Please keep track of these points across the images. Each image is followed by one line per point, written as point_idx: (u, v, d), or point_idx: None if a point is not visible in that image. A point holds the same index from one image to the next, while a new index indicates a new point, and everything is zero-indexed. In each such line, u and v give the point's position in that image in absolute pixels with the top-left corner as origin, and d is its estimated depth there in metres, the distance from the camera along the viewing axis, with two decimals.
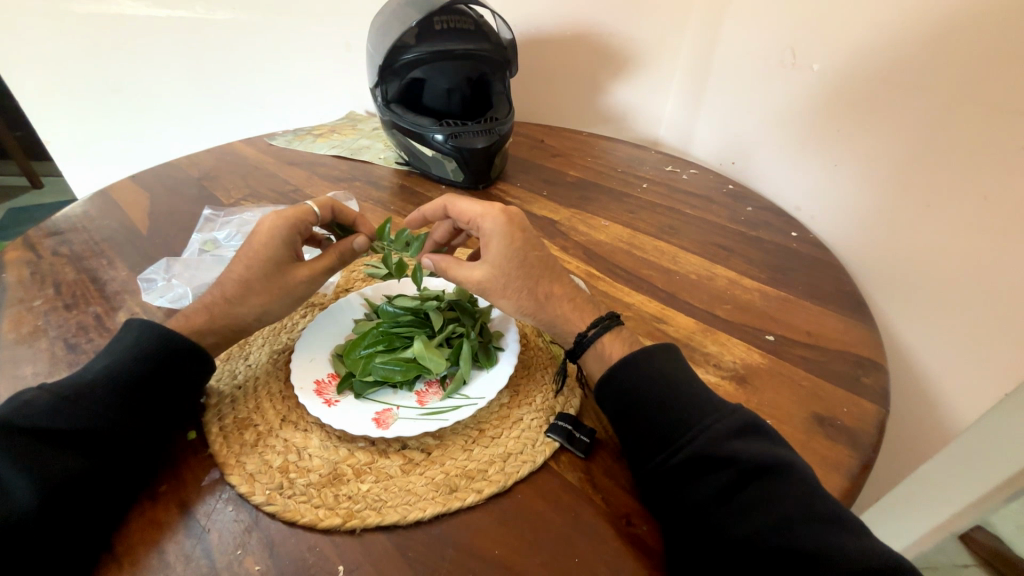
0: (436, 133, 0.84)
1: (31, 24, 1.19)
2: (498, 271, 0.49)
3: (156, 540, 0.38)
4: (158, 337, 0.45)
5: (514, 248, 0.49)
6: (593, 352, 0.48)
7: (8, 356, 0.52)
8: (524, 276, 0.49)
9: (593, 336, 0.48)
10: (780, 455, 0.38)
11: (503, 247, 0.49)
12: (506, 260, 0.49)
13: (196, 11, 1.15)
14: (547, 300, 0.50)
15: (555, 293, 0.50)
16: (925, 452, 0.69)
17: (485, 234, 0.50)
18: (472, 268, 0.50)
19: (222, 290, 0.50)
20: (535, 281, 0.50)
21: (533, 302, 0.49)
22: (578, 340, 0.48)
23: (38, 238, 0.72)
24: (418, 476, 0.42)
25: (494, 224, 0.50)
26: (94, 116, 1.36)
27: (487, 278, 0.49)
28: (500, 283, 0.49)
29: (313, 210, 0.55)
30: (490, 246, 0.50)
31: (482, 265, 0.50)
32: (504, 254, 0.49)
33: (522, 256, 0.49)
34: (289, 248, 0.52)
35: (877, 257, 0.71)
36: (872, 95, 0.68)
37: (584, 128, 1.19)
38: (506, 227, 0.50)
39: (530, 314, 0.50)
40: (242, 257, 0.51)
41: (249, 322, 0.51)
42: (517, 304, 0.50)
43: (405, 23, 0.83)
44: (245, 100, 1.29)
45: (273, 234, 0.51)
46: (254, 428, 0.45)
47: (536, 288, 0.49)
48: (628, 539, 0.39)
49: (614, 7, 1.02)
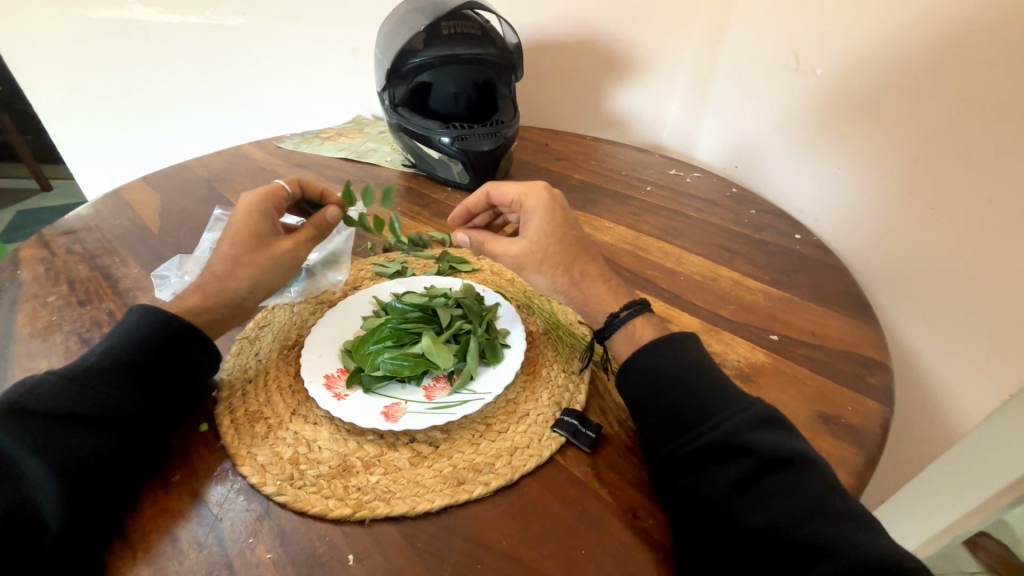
0: (442, 136, 0.85)
1: (44, 28, 1.22)
2: (535, 246, 0.50)
3: (169, 527, 0.39)
4: (164, 323, 0.46)
5: (554, 227, 0.51)
6: (622, 335, 0.48)
7: (23, 350, 0.53)
8: (560, 251, 0.50)
9: (624, 318, 0.48)
10: (793, 448, 0.38)
11: (542, 224, 0.51)
12: (544, 236, 0.50)
13: (207, 17, 1.16)
14: (581, 278, 0.51)
15: (589, 273, 0.51)
16: (928, 455, 0.70)
17: (527, 211, 0.52)
18: (508, 243, 0.52)
19: (232, 286, 0.51)
20: (571, 259, 0.51)
21: (567, 279, 0.50)
22: (608, 321, 0.49)
23: (51, 237, 0.73)
24: (427, 469, 0.43)
25: (537, 201, 0.52)
26: (104, 119, 1.38)
27: (524, 252, 0.51)
28: (537, 258, 0.50)
29: (283, 188, 0.57)
30: (531, 222, 0.51)
31: (521, 240, 0.51)
32: (543, 230, 0.51)
33: (561, 233, 0.51)
34: (267, 222, 0.54)
35: (880, 259, 0.71)
36: (876, 99, 0.69)
37: (588, 132, 1.21)
38: (548, 204, 0.52)
39: (562, 292, 0.51)
40: (227, 235, 0.53)
41: None
42: (551, 280, 0.50)
43: (413, 28, 0.84)
44: (254, 105, 1.31)
45: (249, 207, 0.53)
46: (265, 421, 0.46)
47: (571, 265, 0.50)
48: (635, 532, 0.39)
49: (619, 13, 1.03)
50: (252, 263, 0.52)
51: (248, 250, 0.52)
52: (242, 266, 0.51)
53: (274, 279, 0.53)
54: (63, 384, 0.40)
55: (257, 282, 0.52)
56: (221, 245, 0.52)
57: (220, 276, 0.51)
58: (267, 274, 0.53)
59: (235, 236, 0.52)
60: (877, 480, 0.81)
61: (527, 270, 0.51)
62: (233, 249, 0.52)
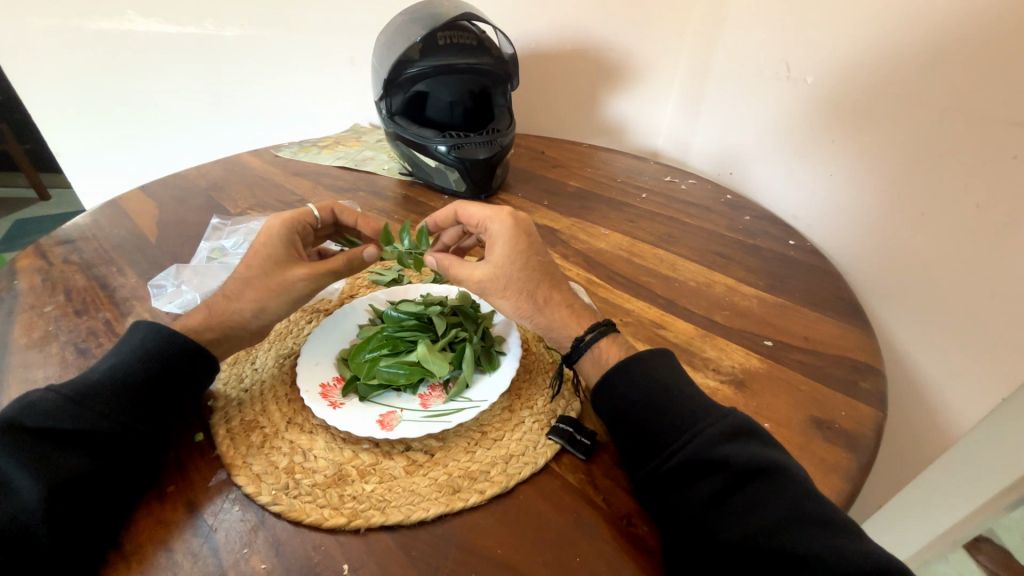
0: (438, 144, 0.85)
1: (42, 40, 1.22)
2: (499, 271, 0.51)
3: (164, 538, 0.39)
4: (162, 338, 0.46)
5: (518, 252, 0.51)
6: (589, 358, 0.49)
7: (20, 360, 0.53)
8: (524, 277, 0.51)
9: (589, 341, 0.49)
10: (774, 457, 0.39)
11: (506, 249, 0.51)
12: (509, 262, 0.51)
13: (206, 28, 1.17)
14: (545, 304, 0.51)
15: (554, 298, 0.51)
16: (923, 458, 0.70)
17: (491, 235, 0.53)
18: (472, 268, 0.52)
19: (237, 305, 0.50)
20: (535, 284, 0.51)
21: (530, 305, 0.51)
22: (574, 345, 0.49)
23: (49, 247, 0.73)
24: (422, 477, 0.43)
25: (501, 227, 0.52)
26: (103, 129, 1.38)
27: (488, 276, 0.51)
28: (500, 283, 0.51)
29: (312, 214, 0.59)
30: (494, 247, 0.52)
31: (485, 264, 0.52)
32: (507, 255, 0.51)
33: (525, 258, 0.51)
34: (287, 246, 0.55)
35: (873, 264, 0.72)
36: (864, 107, 0.70)
37: (584, 139, 1.21)
38: (512, 230, 0.52)
39: (526, 317, 0.51)
40: (249, 252, 0.54)
41: (256, 329, 0.52)
42: (515, 305, 0.51)
43: (409, 39, 0.85)
44: (252, 113, 1.31)
45: (273, 230, 0.55)
46: (261, 430, 0.46)
47: (535, 291, 0.51)
48: (628, 540, 0.39)
49: (615, 22, 1.04)
50: (264, 286, 0.51)
51: (263, 272, 0.52)
52: (252, 288, 0.51)
53: (284, 303, 0.52)
54: (60, 400, 0.40)
55: (264, 305, 0.51)
56: (238, 267, 0.53)
57: (230, 295, 0.51)
58: (275, 300, 0.51)
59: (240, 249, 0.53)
60: (873, 485, 0.81)
61: (492, 297, 0.52)
62: (247, 270, 0.52)
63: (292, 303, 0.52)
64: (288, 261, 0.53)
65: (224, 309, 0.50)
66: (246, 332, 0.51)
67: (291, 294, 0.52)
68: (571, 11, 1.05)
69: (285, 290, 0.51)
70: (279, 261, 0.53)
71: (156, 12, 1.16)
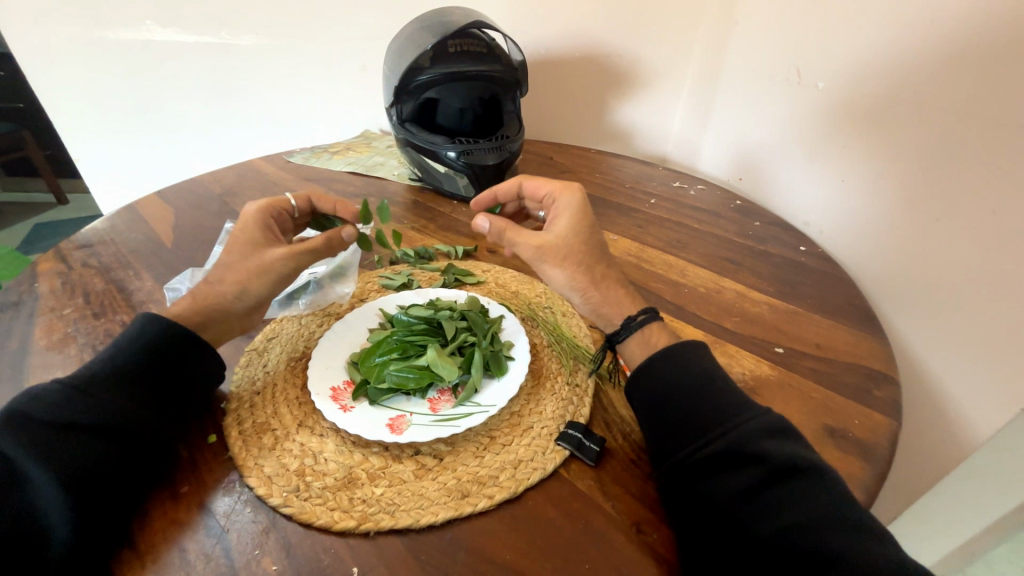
0: (449, 150, 0.86)
1: (65, 49, 1.25)
2: (561, 241, 0.51)
3: (176, 538, 0.39)
4: (162, 328, 0.47)
5: (581, 225, 0.52)
6: (636, 339, 0.49)
7: (39, 361, 0.55)
8: (585, 249, 0.51)
9: (640, 322, 0.49)
10: (810, 459, 0.38)
11: (571, 221, 0.52)
12: (571, 233, 0.51)
13: (222, 38, 1.20)
14: (602, 280, 0.52)
15: (610, 277, 0.52)
16: (940, 468, 0.69)
17: (558, 206, 0.54)
18: (533, 233, 0.52)
19: (220, 289, 0.51)
20: (595, 260, 0.52)
21: (587, 278, 0.51)
22: (624, 324, 0.49)
23: (68, 250, 0.75)
24: (430, 481, 0.43)
25: (568, 199, 0.54)
26: (120, 135, 1.41)
27: (547, 244, 0.51)
28: (562, 251, 0.51)
29: (290, 202, 0.60)
30: (560, 217, 0.53)
31: (546, 233, 0.52)
32: (571, 227, 0.52)
33: (588, 233, 0.52)
34: (266, 231, 0.55)
35: (888, 270, 0.71)
36: (878, 111, 0.70)
37: (593, 146, 1.22)
38: (579, 205, 0.53)
39: (580, 289, 0.51)
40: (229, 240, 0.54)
41: (242, 318, 0.53)
42: (570, 276, 0.51)
43: (420, 47, 0.86)
44: (266, 120, 1.33)
45: (249, 216, 0.55)
46: (272, 432, 0.47)
47: (594, 266, 0.51)
48: (639, 546, 0.39)
49: (623, 30, 1.05)
50: (243, 269, 0.52)
51: (243, 254, 0.53)
52: (234, 271, 0.52)
53: (265, 285, 0.52)
54: (66, 391, 0.41)
55: (245, 289, 0.52)
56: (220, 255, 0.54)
57: (212, 280, 0.52)
58: (257, 282, 0.52)
59: (232, 243, 0.54)
60: (888, 495, 0.80)
61: (546, 266, 0.51)
62: (230, 256, 0.53)
63: (272, 286, 0.53)
64: (266, 241, 0.54)
65: (231, 306, 0.52)
66: (231, 314, 0.52)
67: (273, 276, 0.52)
68: (580, 19, 1.05)
69: (266, 271, 0.52)
70: (259, 244, 0.53)
71: (174, 22, 1.19)
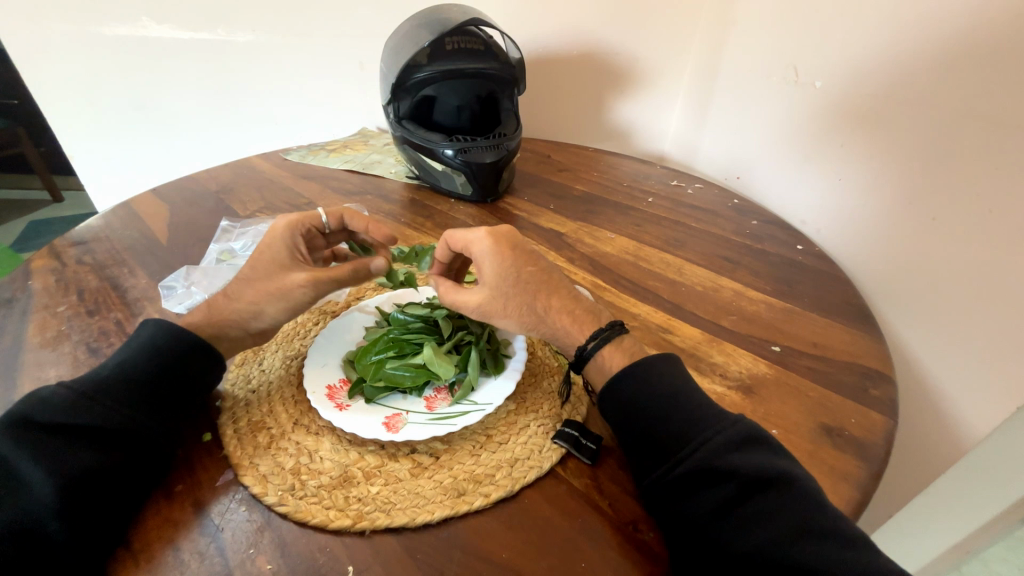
0: (446, 148, 0.86)
1: (60, 43, 1.24)
2: (496, 292, 0.50)
3: (171, 537, 0.39)
4: (164, 333, 0.47)
5: (508, 267, 0.50)
6: (592, 366, 0.48)
7: (33, 359, 0.54)
8: (520, 292, 0.50)
9: (592, 349, 0.48)
10: (783, 468, 0.38)
11: (495, 268, 0.50)
12: (503, 281, 0.50)
13: (218, 34, 1.19)
14: (545, 314, 0.50)
15: (553, 306, 0.51)
16: (935, 466, 0.69)
17: (476, 259, 0.51)
18: (469, 293, 0.51)
19: (236, 306, 0.51)
20: (533, 296, 0.50)
21: (533, 318, 0.50)
22: (579, 353, 0.49)
23: (62, 247, 0.74)
24: (427, 480, 0.43)
25: (482, 248, 0.51)
26: (115, 131, 1.40)
27: (486, 301, 0.50)
28: (501, 304, 0.50)
29: (321, 218, 0.57)
30: (483, 269, 0.51)
31: (479, 288, 0.51)
32: (499, 275, 0.50)
33: (517, 273, 0.50)
34: (291, 253, 0.53)
35: (884, 269, 0.71)
36: (873, 110, 0.70)
37: (591, 144, 1.22)
38: (495, 247, 0.51)
39: (531, 328, 0.51)
40: (252, 255, 0.53)
41: (253, 335, 0.52)
42: (518, 321, 0.50)
43: (417, 44, 0.85)
44: (261, 116, 1.33)
45: (278, 234, 0.53)
46: (268, 431, 0.46)
47: (533, 304, 0.50)
48: (634, 546, 0.39)
49: (621, 27, 1.05)
50: (263, 289, 0.51)
51: (265, 275, 0.51)
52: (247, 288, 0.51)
53: (283, 310, 0.51)
54: (67, 394, 0.41)
55: (262, 310, 0.51)
56: (242, 268, 0.53)
57: (230, 295, 0.51)
58: (274, 304, 0.51)
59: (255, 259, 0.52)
60: (882, 493, 0.80)
61: (493, 318, 0.50)
62: (251, 272, 0.52)
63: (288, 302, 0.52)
64: (290, 264, 0.52)
65: (246, 321, 0.51)
66: (245, 331, 0.51)
67: (290, 301, 0.51)
68: (579, 16, 1.05)
69: (284, 294, 0.51)
70: (283, 266, 0.52)
71: (170, 17, 1.18)
